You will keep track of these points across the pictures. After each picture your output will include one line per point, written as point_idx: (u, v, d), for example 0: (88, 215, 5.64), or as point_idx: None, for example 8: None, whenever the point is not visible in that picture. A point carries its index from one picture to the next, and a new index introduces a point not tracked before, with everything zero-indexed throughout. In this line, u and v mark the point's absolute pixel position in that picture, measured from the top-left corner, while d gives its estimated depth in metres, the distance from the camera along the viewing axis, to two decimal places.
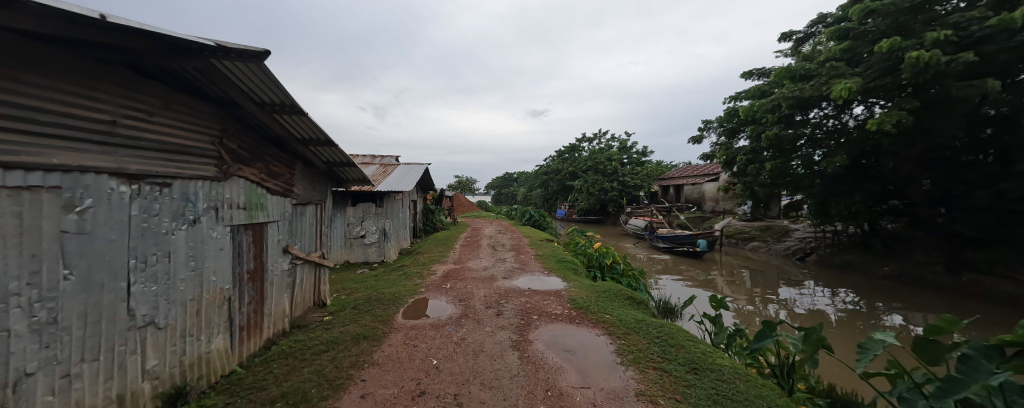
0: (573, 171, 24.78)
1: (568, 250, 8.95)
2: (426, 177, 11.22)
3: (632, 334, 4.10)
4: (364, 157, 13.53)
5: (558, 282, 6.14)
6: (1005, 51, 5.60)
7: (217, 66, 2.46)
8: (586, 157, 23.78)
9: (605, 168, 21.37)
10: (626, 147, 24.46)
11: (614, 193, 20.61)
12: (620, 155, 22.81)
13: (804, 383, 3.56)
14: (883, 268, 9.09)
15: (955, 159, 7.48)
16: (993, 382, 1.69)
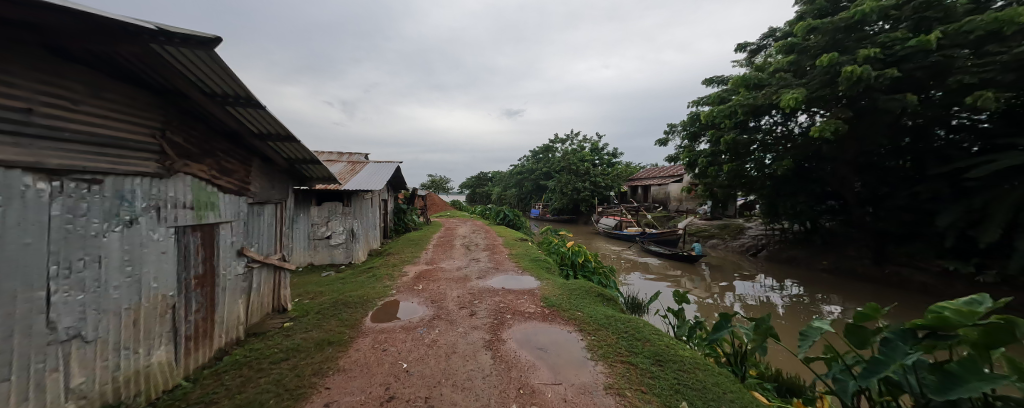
0: (547, 171, 25.10)
1: (542, 249, 9.07)
2: (398, 176, 10.91)
3: (602, 329, 4.24)
4: (331, 154, 12.89)
5: (531, 281, 6.21)
6: (920, 69, 6.37)
7: (158, 52, 2.26)
8: (559, 158, 24.18)
9: (578, 168, 21.84)
10: (597, 148, 25.12)
11: (586, 193, 21.12)
12: (592, 155, 23.45)
13: (755, 369, 3.86)
14: (822, 262, 10.01)
15: (881, 164, 8.41)
16: (908, 361, 1.94)
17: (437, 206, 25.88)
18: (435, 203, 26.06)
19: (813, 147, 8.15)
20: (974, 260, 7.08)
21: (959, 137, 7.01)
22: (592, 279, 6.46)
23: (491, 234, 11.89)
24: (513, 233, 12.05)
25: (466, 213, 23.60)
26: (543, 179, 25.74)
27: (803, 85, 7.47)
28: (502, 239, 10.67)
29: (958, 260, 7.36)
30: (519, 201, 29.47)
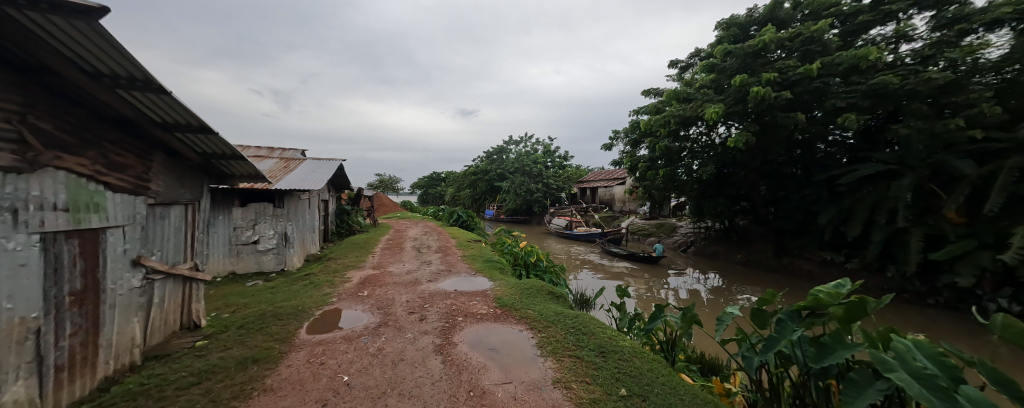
0: (501, 172, 25.22)
1: (495, 250, 9.07)
2: (340, 174, 10.12)
3: (552, 326, 4.39)
4: (262, 150, 11.56)
5: (484, 282, 6.20)
6: (807, 92, 7.64)
7: (18, 16, 1.85)
8: (512, 160, 24.41)
9: (531, 170, 22.25)
10: (550, 151, 25.92)
11: (538, 194, 21.60)
12: (544, 157, 24.14)
13: (683, 354, 4.29)
14: (736, 255, 11.48)
15: (781, 171, 9.90)
16: (795, 336, 2.32)
17: (387, 206, 24.66)
18: (385, 203, 24.80)
19: (730, 155, 9.29)
20: (844, 251, 8.68)
21: (834, 150, 8.56)
22: (543, 277, 6.66)
23: (444, 235, 11.62)
24: (467, 234, 11.91)
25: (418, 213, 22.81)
26: (497, 180, 25.84)
27: (722, 101, 8.49)
28: (455, 240, 10.48)
29: (833, 251, 8.97)
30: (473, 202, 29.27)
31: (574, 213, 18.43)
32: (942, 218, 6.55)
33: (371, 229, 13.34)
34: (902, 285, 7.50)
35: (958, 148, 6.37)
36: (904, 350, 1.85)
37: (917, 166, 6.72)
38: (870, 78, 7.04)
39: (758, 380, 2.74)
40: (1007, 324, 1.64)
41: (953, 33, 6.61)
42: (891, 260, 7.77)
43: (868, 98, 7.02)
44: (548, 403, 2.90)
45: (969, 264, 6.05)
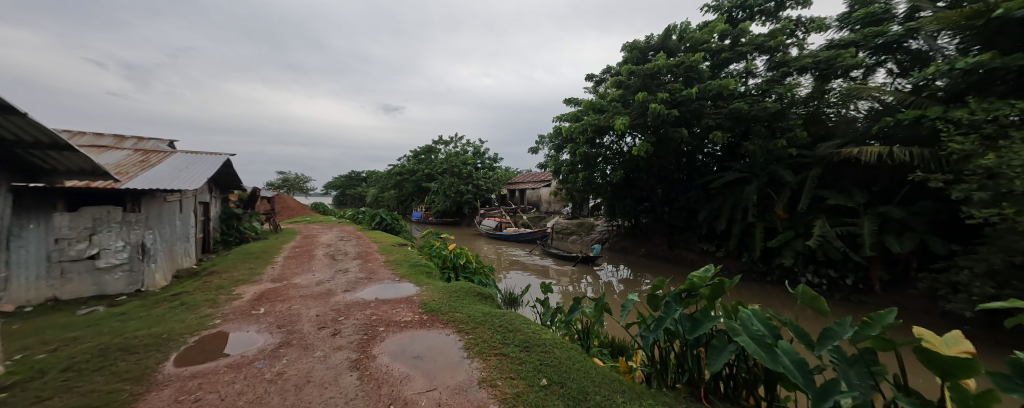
0: (429, 173, 24.17)
1: (422, 253, 8.59)
2: (229, 171, 8.45)
3: (479, 326, 4.36)
4: (111, 140, 9.01)
5: (409, 287, 5.85)
6: (690, 111, 9.10)
7: None
8: (440, 160, 23.64)
9: (460, 170, 21.82)
10: (478, 152, 25.83)
11: (468, 195, 21.15)
12: (473, 158, 23.99)
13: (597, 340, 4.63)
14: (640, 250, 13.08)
15: (672, 176, 11.60)
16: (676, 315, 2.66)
17: (296, 209, 21.54)
18: (293, 205, 21.62)
19: (635, 162, 10.51)
20: (716, 242, 10.60)
21: (709, 160, 10.39)
22: (473, 279, 6.60)
23: (364, 240, 10.61)
24: (393, 238, 11.06)
25: (333, 216, 20.49)
26: (424, 180, 24.68)
27: (627, 113, 9.56)
28: (378, 245, 9.63)
29: (706, 242, 10.89)
30: (397, 203, 27.52)
31: (503, 214, 18.71)
32: (774, 214, 8.49)
33: (273, 235, 11.46)
34: (751, 268, 9.49)
35: (783, 161, 8.35)
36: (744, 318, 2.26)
37: (761, 174, 8.58)
38: (730, 103, 8.77)
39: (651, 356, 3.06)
40: (804, 291, 2.13)
41: (779, 74, 8.64)
42: (744, 248, 9.76)
43: (729, 119, 8.73)
44: (473, 403, 2.82)
45: (790, 249, 7.98)
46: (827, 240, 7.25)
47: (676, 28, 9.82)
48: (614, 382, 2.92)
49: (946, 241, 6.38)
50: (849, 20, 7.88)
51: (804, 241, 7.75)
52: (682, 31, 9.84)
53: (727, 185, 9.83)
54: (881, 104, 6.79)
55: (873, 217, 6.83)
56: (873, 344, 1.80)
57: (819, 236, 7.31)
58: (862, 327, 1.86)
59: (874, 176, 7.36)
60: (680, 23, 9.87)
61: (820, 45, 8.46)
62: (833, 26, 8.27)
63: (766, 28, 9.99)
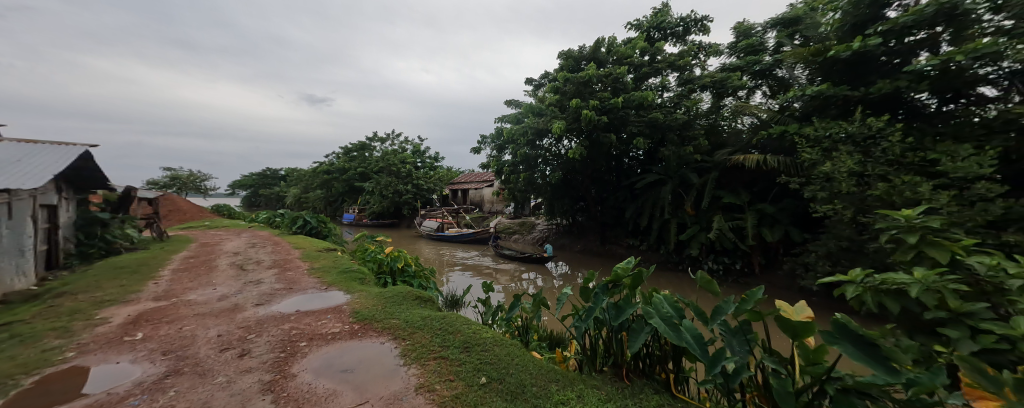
0: (363, 171, 22.57)
1: (355, 258, 7.88)
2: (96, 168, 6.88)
3: (418, 330, 4.05)
4: None
5: (339, 296, 5.36)
6: (618, 117, 9.84)
7: None
8: (376, 158, 22.25)
9: (398, 169, 20.73)
10: (419, 151, 24.89)
11: (408, 196, 20.16)
12: (413, 157, 23.01)
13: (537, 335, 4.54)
14: (576, 246, 13.80)
15: (604, 178, 12.40)
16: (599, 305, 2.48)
17: (191, 213, 18.26)
18: (187, 209, 18.30)
19: (571, 164, 11.03)
20: (639, 238, 11.64)
21: (633, 164, 11.35)
22: (412, 283, 6.26)
23: (284, 246, 9.49)
24: (321, 243, 10.10)
25: (242, 221, 17.83)
26: (358, 180, 22.97)
27: (563, 118, 10.00)
28: (301, 251, 8.69)
29: (631, 238, 11.88)
30: (325, 205, 25.17)
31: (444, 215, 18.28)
32: (684, 212, 9.58)
33: (164, 243, 9.64)
34: (667, 259, 10.61)
35: (691, 165, 9.50)
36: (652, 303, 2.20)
37: (674, 176, 9.64)
38: (650, 113, 9.68)
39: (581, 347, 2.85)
40: (698, 274, 2.17)
41: (687, 90, 9.78)
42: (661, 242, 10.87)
43: (649, 127, 9.65)
44: None
45: (696, 241, 9.11)
46: (723, 233, 8.44)
47: (604, 42, 10.58)
48: (550, 372, 2.69)
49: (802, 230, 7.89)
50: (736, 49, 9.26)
51: (705, 234, 8.92)
52: (610, 45, 10.64)
53: (648, 186, 10.85)
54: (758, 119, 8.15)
55: (754, 213, 8.13)
56: (749, 317, 1.86)
57: (716, 230, 8.46)
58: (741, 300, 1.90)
59: (754, 178, 8.75)
60: (607, 37, 10.64)
61: (716, 67, 9.83)
62: (725, 52, 9.62)
63: (677, 49, 11.28)
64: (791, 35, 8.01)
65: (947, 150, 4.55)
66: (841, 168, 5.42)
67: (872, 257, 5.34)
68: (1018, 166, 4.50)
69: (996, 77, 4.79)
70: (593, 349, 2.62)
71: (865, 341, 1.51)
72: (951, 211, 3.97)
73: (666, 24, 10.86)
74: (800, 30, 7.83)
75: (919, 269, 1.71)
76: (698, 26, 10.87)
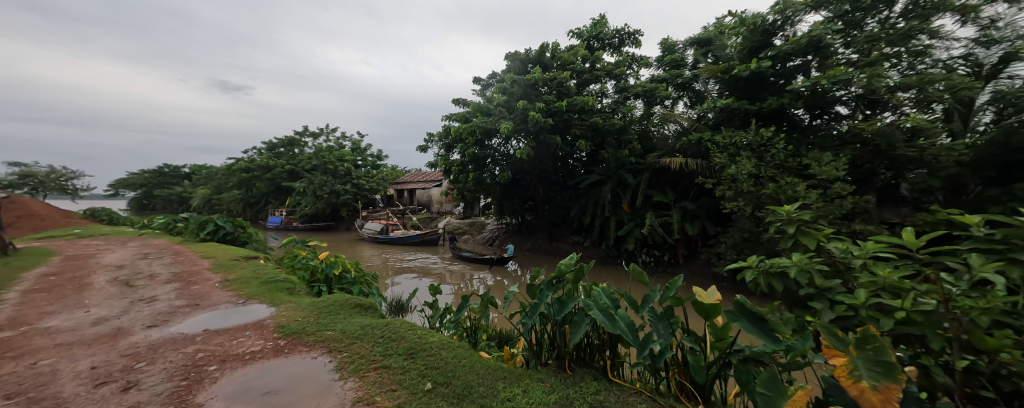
0: (293, 170, 20.63)
1: (281, 267, 6.77)
2: None
3: (358, 341, 3.33)
4: None
5: (262, 310, 4.49)
6: (563, 119, 10.17)
7: None
8: (309, 155, 20.49)
9: (335, 168, 19.34)
10: (359, 149, 23.57)
11: (347, 196, 18.92)
12: (352, 155, 21.56)
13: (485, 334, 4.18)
14: (526, 245, 14.14)
15: (550, 179, 12.80)
16: (545, 300, 2.51)
17: (51, 219, 14.57)
18: (44, 213, 14.48)
19: (519, 164, 11.22)
20: (582, 235, 12.21)
21: (577, 164, 11.88)
22: (352, 290, 5.50)
23: (191, 255, 8.11)
24: (238, 249, 8.67)
25: (129, 226, 14.83)
26: (287, 179, 20.94)
27: (510, 118, 10.10)
28: (213, 260, 7.38)
29: (576, 235, 12.43)
30: (245, 207, 22.33)
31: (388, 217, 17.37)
32: (622, 210, 10.22)
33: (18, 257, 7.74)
34: (607, 255, 11.31)
35: (627, 166, 10.18)
36: (594, 297, 2.27)
37: (613, 176, 10.30)
38: (591, 117, 10.18)
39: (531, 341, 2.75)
40: (631, 266, 2.28)
41: (623, 97, 10.43)
42: (601, 239, 11.53)
43: (590, 130, 10.17)
44: None
45: (632, 236, 9.81)
46: (654, 228, 9.21)
47: (549, 47, 10.96)
48: (497, 370, 2.54)
49: (716, 224, 8.96)
50: (661, 62, 10.12)
51: (639, 229, 9.63)
52: (554, 50, 11.04)
53: (590, 186, 11.42)
54: (682, 126, 9.03)
55: (678, 210, 9.02)
56: (673, 303, 2.06)
57: (648, 225, 9.23)
58: (667, 287, 2.09)
59: (679, 179, 9.67)
60: (552, 42, 11.03)
61: (646, 77, 10.67)
62: (654, 63, 10.49)
63: (614, 58, 12.05)
64: (704, 53, 9.15)
65: (816, 157, 6.21)
66: (743, 172, 6.73)
67: (771, 246, 6.22)
68: (861, 169, 6.80)
69: (847, 98, 6.86)
70: (539, 343, 2.65)
71: (757, 315, 1.77)
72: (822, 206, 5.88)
73: (604, 35, 11.56)
74: (712, 49, 8.86)
75: (794, 253, 1.88)
76: (631, 39, 11.75)
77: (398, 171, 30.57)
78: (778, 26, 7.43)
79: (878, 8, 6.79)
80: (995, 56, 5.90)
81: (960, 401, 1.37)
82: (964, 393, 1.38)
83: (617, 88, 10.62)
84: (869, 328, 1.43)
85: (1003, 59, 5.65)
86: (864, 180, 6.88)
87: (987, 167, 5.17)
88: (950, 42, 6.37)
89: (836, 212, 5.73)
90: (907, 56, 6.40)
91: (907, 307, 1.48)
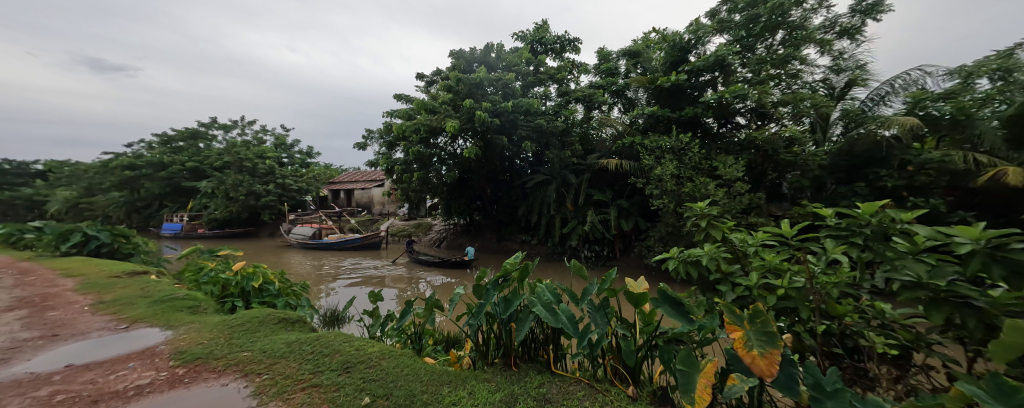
0: (199, 167, 17.93)
1: (182, 282, 5.10)
2: None
3: (283, 360, 2.63)
4: None
5: (155, 335, 3.33)
6: (510, 119, 10.25)
7: None
8: (219, 150, 17.95)
9: (255, 166, 17.30)
10: (285, 145, 21.49)
11: (269, 197, 17.04)
12: (275, 151, 19.43)
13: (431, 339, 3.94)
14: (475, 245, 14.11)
15: (497, 179, 12.90)
16: (491, 299, 2.50)
17: None
18: None
19: (466, 163, 11.08)
20: (528, 234, 12.49)
21: (523, 165, 12.11)
22: (277, 303, 4.37)
23: (40, 269, 5.88)
24: (119, 261, 6.43)
25: None
26: (192, 179, 18.12)
27: (457, 116, 9.93)
28: (80, 278, 5.23)
29: (524, 234, 12.71)
30: (129, 212, 18.68)
31: (322, 220, 16.04)
32: (566, 208, 10.62)
33: None
34: (552, 252, 11.75)
35: (570, 167, 10.63)
36: (538, 294, 2.32)
37: (558, 176, 10.69)
38: (536, 119, 10.40)
39: (477, 340, 2.71)
40: (573, 262, 2.37)
41: (565, 101, 10.84)
42: (547, 237, 11.91)
43: (535, 131, 10.41)
44: None
45: (575, 233, 10.28)
46: (594, 225, 9.76)
47: (493, 47, 11.01)
48: (442, 374, 2.41)
49: (647, 220, 9.80)
50: (598, 70, 10.71)
51: (582, 227, 10.12)
52: (499, 51, 11.13)
53: (537, 185, 11.73)
54: (618, 130, 9.67)
55: (615, 207, 9.67)
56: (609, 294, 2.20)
57: (590, 222, 9.75)
58: (604, 281, 2.22)
59: (615, 179, 10.36)
60: (496, 43, 11.14)
61: (586, 83, 11.21)
62: (592, 70, 11.10)
63: (557, 63, 12.47)
64: (634, 65, 9.72)
65: (722, 161, 7.23)
66: (667, 172, 7.46)
67: None
68: (756, 171, 7.94)
69: (744, 110, 7.92)
70: (486, 343, 2.65)
71: (675, 300, 1.97)
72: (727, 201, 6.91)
73: (547, 41, 11.93)
74: (640, 61, 9.52)
75: (704, 244, 2.12)
76: (571, 47, 12.31)
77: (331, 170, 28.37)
78: (693, 45, 8.53)
79: (765, 36, 8.17)
80: (843, 81, 7.70)
81: (820, 359, 1.76)
82: (823, 352, 1.78)
83: (560, 91, 11.05)
84: (757, 304, 1.64)
85: (846, 85, 7.56)
86: (756, 180, 8.00)
87: (838, 170, 7.17)
88: (814, 68, 8.00)
89: (736, 207, 6.71)
90: (784, 77, 7.94)
91: (785, 286, 1.78)
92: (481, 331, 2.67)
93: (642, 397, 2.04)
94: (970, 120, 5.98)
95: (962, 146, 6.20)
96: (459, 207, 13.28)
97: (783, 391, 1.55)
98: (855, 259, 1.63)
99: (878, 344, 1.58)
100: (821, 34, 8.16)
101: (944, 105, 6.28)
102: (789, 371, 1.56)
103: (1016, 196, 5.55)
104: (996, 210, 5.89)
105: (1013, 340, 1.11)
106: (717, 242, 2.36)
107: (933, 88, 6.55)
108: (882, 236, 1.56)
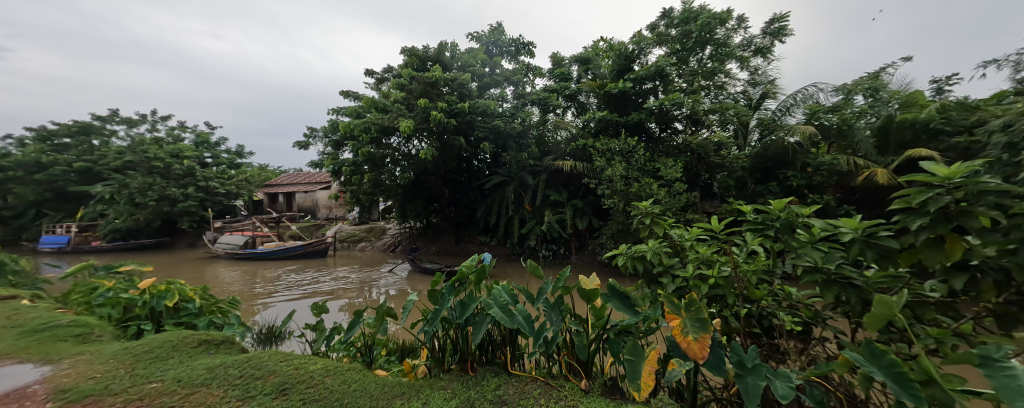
0: (98, 168, 15.38)
1: (69, 307, 4.32)
2: None
3: (203, 389, 2.33)
4: None
5: (27, 374, 2.78)
6: (467, 120, 10.09)
7: None
8: (124, 149, 15.55)
9: (172, 167, 15.28)
10: (209, 144, 19.31)
11: (190, 203, 15.16)
12: (195, 149, 17.24)
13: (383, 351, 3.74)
14: (432, 247, 13.87)
15: (453, 180, 12.74)
16: (446, 304, 2.42)
17: None
18: None
19: (422, 165, 10.74)
20: (485, 237, 12.44)
21: (480, 166, 12.06)
22: (198, 322, 3.87)
23: None
24: None
25: None
26: (87, 182, 15.47)
27: (411, 116, 9.62)
28: None
29: (482, 236, 12.70)
30: None
31: (256, 227, 14.61)
32: (524, 209, 10.74)
33: None
34: (510, 252, 11.90)
35: (527, 168, 10.75)
36: (494, 298, 2.32)
37: (514, 177, 10.81)
38: (493, 120, 10.35)
39: (432, 348, 2.63)
40: (528, 263, 2.39)
41: (521, 103, 10.95)
42: (505, 238, 11.98)
43: (491, 133, 10.40)
44: None
45: (532, 233, 10.42)
46: (551, 225, 9.98)
47: (448, 46, 10.81)
48: (395, 386, 2.31)
49: (599, 218, 10.27)
50: (552, 74, 10.99)
51: (539, 227, 10.28)
52: (453, 50, 10.97)
53: (494, 186, 11.79)
54: (571, 132, 9.98)
55: (570, 207, 10.00)
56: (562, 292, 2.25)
57: (546, 222, 9.92)
58: (559, 279, 2.29)
59: (569, 180, 10.70)
60: (451, 42, 10.97)
61: (540, 87, 11.46)
62: (546, 74, 11.40)
63: (512, 65, 12.59)
64: (585, 71, 10.18)
65: (664, 163, 7.78)
66: (617, 173, 7.87)
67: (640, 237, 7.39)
68: (692, 173, 8.67)
69: (681, 117, 8.61)
70: (441, 350, 2.59)
71: (622, 294, 2.08)
72: (666, 200, 7.37)
73: (502, 43, 12.02)
74: (590, 68, 9.99)
75: (648, 240, 2.26)
76: (526, 50, 12.54)
77: (266, 171, 25.98)
78: (636, 55, 9.12)
79: (696, 50, 8.96)
80: (758, 93, 8.65)
81: (743, 339, 1.97)
82: (745, 332, 2.00)
83: (515, 93, 11.16)
84: (692, 294, 1.78)
85: (761, 97, 8.44)
86: (693, 180, 8.76)
87: (757, 171, 8.06)
88: (736, 81, 8.96)
89: (675, 205, 7.24)
90: (712, 88, 8.81)
91: (715, 276, 1.97)
92: (434, 337, 2.57)
93: (593, 389, 2.13)
94: (851, 130, 7.18)
95: (846, 151, 7.36)
96: (413, 209, 12.90)
97: (713, 370, 1.72)
98: (768, 249, 1.82)
99: (787, 322, 1.82)
100: (740, 51, 9.13)
101: (832, 117, 7.33)
102: (718, 353, 1.73)
103: (883, 192, 6.90)
104: (869, 204, 7.26)
105: (883, 312, 1.33)
106: (659, 237, 2.51)
107: (825, 102, 7.62)
108: (790, 227, 1.75)
